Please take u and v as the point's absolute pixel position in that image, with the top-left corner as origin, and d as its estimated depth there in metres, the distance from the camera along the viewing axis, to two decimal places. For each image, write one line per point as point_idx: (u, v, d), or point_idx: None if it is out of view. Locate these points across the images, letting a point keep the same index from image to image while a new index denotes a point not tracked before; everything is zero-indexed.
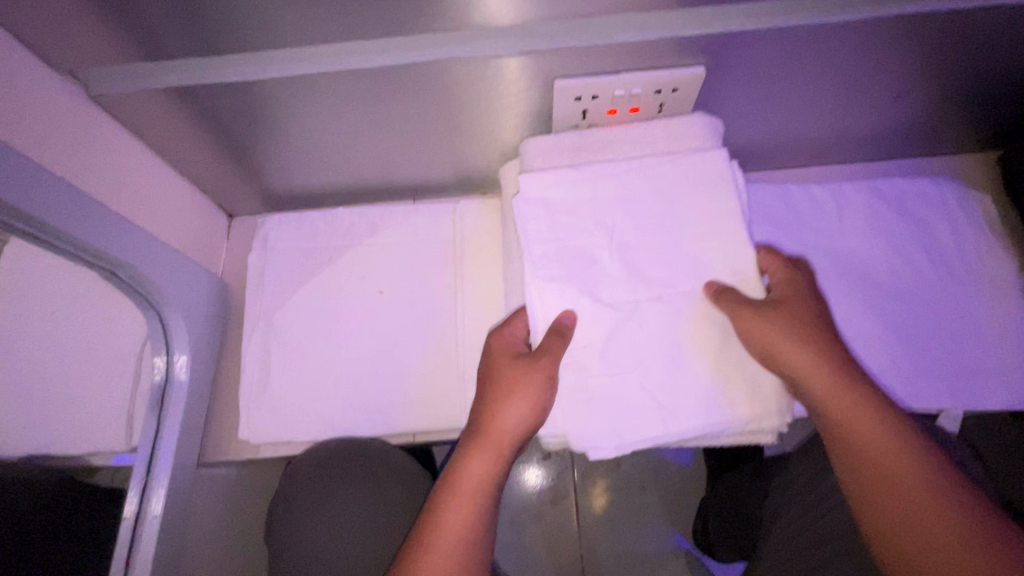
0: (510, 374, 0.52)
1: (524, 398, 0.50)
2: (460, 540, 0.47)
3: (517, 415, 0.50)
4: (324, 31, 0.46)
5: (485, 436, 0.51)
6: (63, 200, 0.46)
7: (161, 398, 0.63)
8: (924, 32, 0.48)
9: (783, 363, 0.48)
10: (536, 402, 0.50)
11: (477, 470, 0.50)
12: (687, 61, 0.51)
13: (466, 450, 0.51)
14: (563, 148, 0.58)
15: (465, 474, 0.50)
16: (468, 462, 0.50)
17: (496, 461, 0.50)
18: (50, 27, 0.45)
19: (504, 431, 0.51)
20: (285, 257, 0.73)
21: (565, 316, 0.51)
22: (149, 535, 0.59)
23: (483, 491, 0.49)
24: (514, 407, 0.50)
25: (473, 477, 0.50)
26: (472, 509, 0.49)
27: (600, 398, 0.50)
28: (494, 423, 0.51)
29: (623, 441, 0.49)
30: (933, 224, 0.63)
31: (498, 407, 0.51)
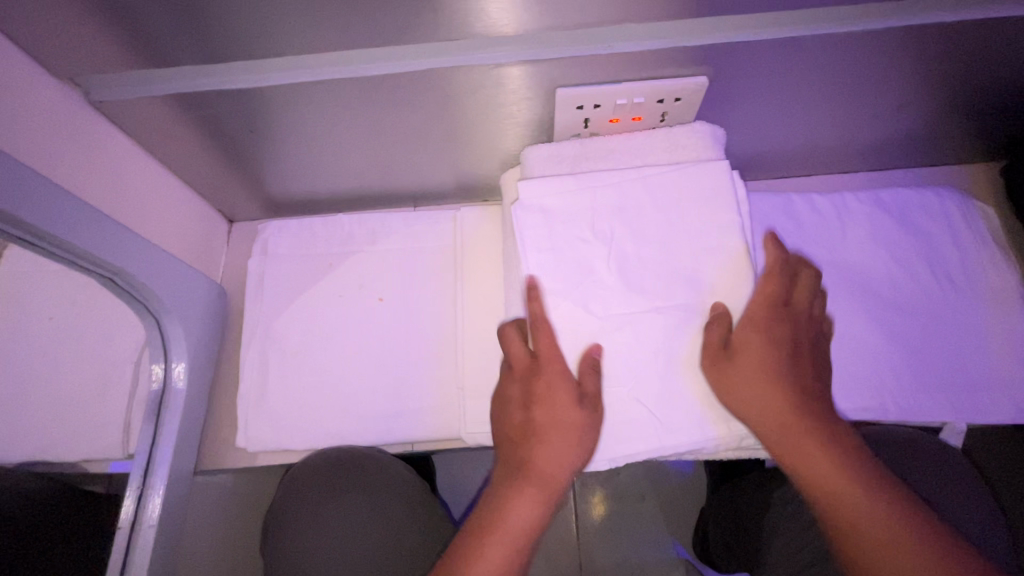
0: (565, 417, 0.49)
1: (581, 443, 0.49)
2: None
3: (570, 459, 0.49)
4: (324, 40, 0.46)
5: (535, 477, 0.49)
6: (61, 206, 0.46)
7: (158, 407, 0.63)
8: (927, 43, 0.48)
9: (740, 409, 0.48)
10: (590, 447, 0.50)
11: (525, 509, 0.49)
12: (690, 70, 0.51)
13: (512, 490, 0.49)
14: (560, 156, 0.59)
15: (510, 514, 0.49)
16: (513, 503, 0.49)
17: (543, 503, 0.49)
18: (51, 33, 0.45)
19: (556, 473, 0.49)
20: (285, 263, 0.73)
21: (594, 350, 0.51)
22: (146, 540, 0.59)
23: (527, 532, 0.48)
24: (566, 450, 0.49)
25: (522, 517, 0.48)
26: (520, 549, 0.48)
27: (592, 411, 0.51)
28: (545, 464, 0.49)
29: (614, 454, 0.50)
30: (936, 235, 0.63)
31: (553, 449, 0.49)
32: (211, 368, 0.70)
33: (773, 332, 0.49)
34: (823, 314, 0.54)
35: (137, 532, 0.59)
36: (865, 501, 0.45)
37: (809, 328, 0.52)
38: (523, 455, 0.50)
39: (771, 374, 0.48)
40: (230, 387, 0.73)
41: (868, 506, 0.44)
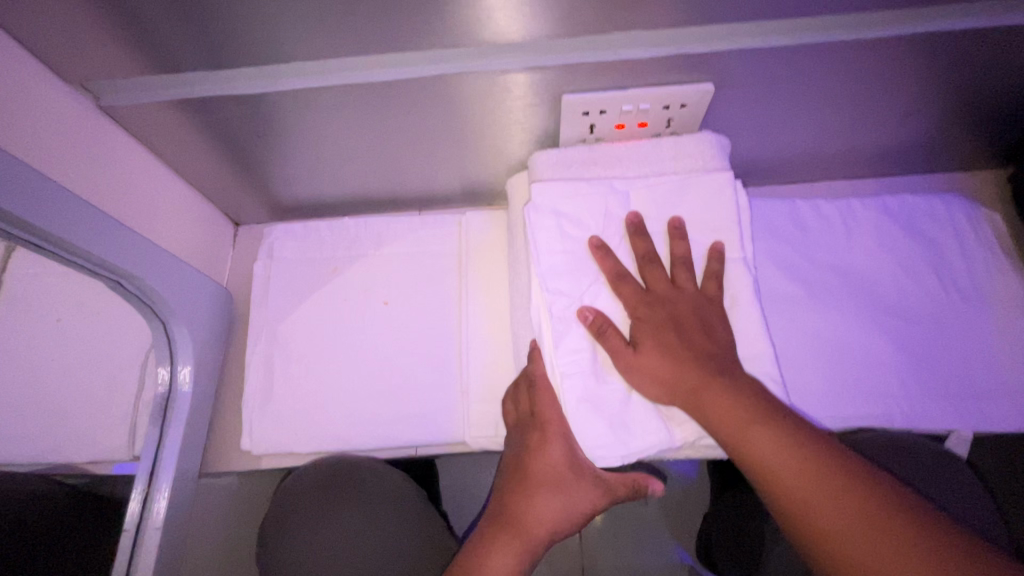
0: (562, 484, 0.52)
1: (572, 511, 0.52)
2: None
3: (558, 524, 0.52)
4: (332, 46, 0.46)
5: (525, 534, 0.51)
6: (67, 210, 0.46)
7: (164, 410, 0.62)
8: (933, 51, 0.48)
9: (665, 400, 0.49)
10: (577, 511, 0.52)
11: (502, 561, 0.50)
12: (696, 77, 0.51)
13: (501, 543, 0.50)
14: (569, 161, 0.58)
15: (494, 567, 0.49)
16: (491, 553, 0.50)
17: (520, 559, 0.50)
18: (61, 39, 0.45)
19: (544, 533, 0.51)
20: (290, 267, 0.73)
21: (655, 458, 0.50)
22: (151, 544, 0.59)
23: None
24: (557, 515, 0.51)
25: (498, 568, 0.49)
26: None
27: (602, 402, 0.50)
28: (535, 521, 0.51)
29: (628, 449, 0.49)
30: (942, 242, 0.63)
31: (546, 511, 0.51)
32: (215, 370, 0.71)
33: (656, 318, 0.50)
34: (716, 282, 0.52)
35: (142, 536, 0.58)
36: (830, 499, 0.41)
37: (699, 302, 0.51)
38: (517, 513, 0.52)
39: (668, 357, 0.49)
40: (235, 390, 0.74)
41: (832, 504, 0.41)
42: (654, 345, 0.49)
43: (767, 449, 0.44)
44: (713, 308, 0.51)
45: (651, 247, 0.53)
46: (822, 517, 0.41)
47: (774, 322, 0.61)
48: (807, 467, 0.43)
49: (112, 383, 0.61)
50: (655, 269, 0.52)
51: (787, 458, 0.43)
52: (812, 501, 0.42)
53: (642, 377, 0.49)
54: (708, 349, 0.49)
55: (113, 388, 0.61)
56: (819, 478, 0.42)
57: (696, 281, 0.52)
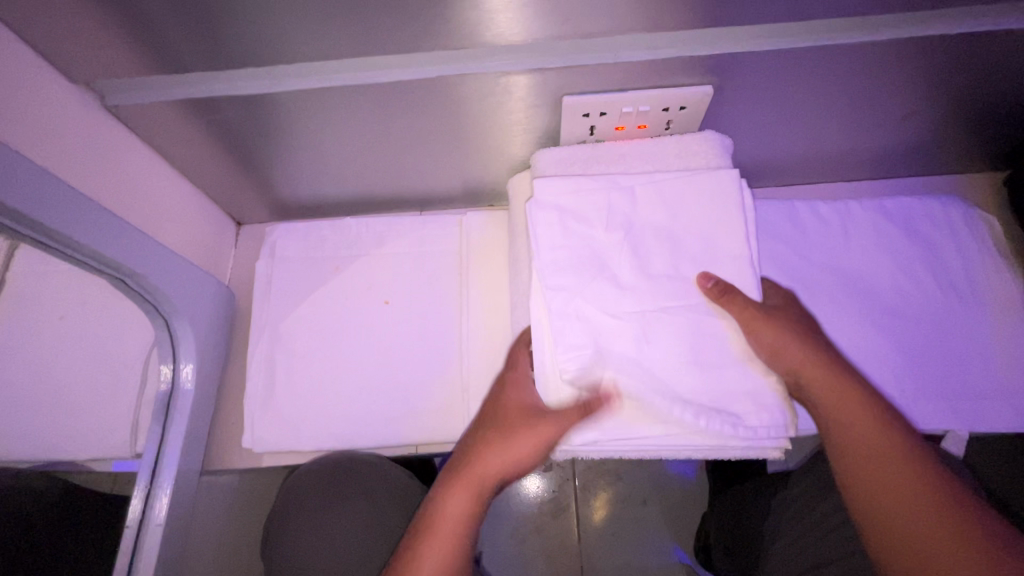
0: (508, 427, 0.55)
1: (520, 448, 0.54)
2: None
3: (507, 464, 0.54)
4: (335, 47, 0.46)
5: (473, 476, 0.54)
6: (71, 209, 0.47)
7: (166, 407, 0.64)
8: (928, 55, 0.49)
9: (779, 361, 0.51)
10: (531, 455, 0.53)
11: (457, 507, 0.52)
12: (695, 80, 0.52)
13: (453, 490, 0.53)
14: (573, 159, 0.59)
15: (448, 512, 0.52)
16: (447, 499, 0.53)
17: (474, 501, 0.53)
18: (68, 39, 0.46)
19: (494, 475, 0.54)
20: (292, 266, 0.73)
21: (604, 397, 0.51)
22: (151, 542, 0.60)
23: (462, 533, 0.51)
24: (503, 454, 0.54)
25: (453, 513, 0.52)
26: (451, 544, 0.50)
27: (603, 399, 0.51)
28: (484, 466, 0.54)
29: None
30: (940, 244, 0.63)
31: (493, 453, 0.54)
32: (217, 368, 0.71)
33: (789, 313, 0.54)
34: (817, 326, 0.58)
35: (143, 536, 0.60)
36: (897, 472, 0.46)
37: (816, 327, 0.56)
38: (468, 459, 0.55)
39: (800, 334, 0.52)
40: (236, 388, 0.74)
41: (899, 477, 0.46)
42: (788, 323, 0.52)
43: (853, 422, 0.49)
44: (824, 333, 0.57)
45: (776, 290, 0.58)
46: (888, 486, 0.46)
47: None
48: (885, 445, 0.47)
49: (113, 380, 0.62)
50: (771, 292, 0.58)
51: (871, 435, 0.48)
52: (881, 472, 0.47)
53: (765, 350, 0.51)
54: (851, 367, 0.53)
55: (115, 386, 0.62)
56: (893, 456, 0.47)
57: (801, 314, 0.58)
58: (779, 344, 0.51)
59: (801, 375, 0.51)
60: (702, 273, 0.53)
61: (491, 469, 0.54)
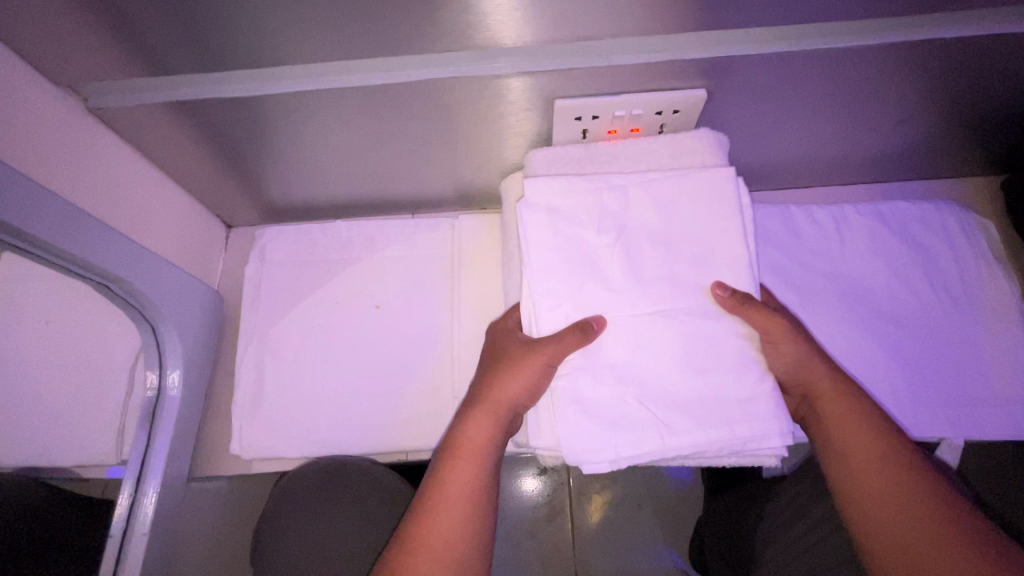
0: (510, 356, 0.53)
1: (519, 373, 0.52)
2: (463, 504, 0.48)
3: (518, 388, 0.52)
4: (324, 50, 0.46)
5: (483, 401, 0.53)
6: (54, 214, 0.46)
7: (152, 412, 0.62)
8: (923, 59, 0.48)
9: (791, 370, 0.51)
10: (534, 378, 0.51)
11: (478, 432, 0.52)
12: (688, 84, 0.51)
13: (468, 414, 0.53)
14: (566, 158, 0.58)
15: (466, 436, 0.52)
16: (466, 426, 0.52)
17: (494, 428, 0.52)
18: (50, 42, 0.45)
19: (504, 397, 0.52)
20: (284, 269, 0.73)
21: (595, 320, 0.51)
22: (136, 552, 0.59)
23: (484, 455, 0.51)
24: (512, 379, 0.52)
25: (475, 438, 0.52)
26: (475, 468, 0.50)
27: (594, 407, 0.50)
28: (496, 390, 0.53)
29: (617, 454, 0.49)
30: (936, 249, 0.63)
31: (500, 377, 0.53)
32: (206, 374, 0.70)
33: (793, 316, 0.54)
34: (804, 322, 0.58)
35: (127, 545, 0.59)
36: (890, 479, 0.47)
37: None
38: (481, 388, 0.54)
39: (811, 343, 0.52)
40: (226, 393, 0.73)
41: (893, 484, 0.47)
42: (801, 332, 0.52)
43: (854, 430, 0.49)
44: None
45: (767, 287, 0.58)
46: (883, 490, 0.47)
47: None
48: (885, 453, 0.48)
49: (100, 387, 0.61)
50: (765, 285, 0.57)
51: (870, 444, 0.48)
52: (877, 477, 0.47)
53: (777, 361, 0.51)
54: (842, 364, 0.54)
55: (102, 392, 0.61)
56: (890, 463, 0.47)
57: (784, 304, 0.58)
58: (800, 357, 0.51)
59: (814, 393, 0.52)
60: (716, 283, 0.51)
61: (502, 392, 0.52)
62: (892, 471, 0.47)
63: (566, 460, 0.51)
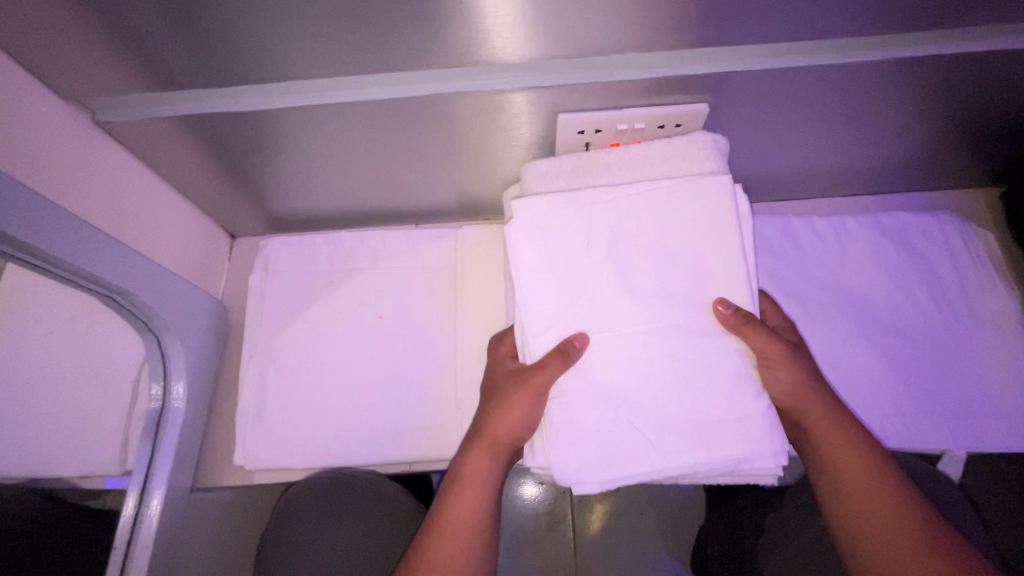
0: (503, 387, 0.54)
1: (513, 408, 0.52)
2: (468, 536, 0.51)
3: (512, 422, 0.53)
4: (329, 65, 0.46)
5: (483, 436, 0.54)
6: (61, 227, 0.46)
7: (157, 425, 0.63)
8: (922, 74, 0.48)
9: (779, 394, 0.51)
10: (528, 413, 0.52)
11: (480, 466, 0.53)
12: (690, 98, 0.51)
13: (469, 448, 0.55)
14: (558, 171, 0.58)
15: (469, 468, 0.54)
16: (467, 460, 0.54)
17: (494, 461, 0.53)
18: (59, 58, 0.45)
19: (499, 432, 0.53)
20: (286, 280, 0.73)
21: (577, 338, 0.51)
22: (136, 568, 0.58)
23: (485, 487, 0.53)
24: (506, 414, 0.53)
25: (476, 472, 0.53)
26: (479, 500, 0.52)
27: (584, 430, 0.51)
28: (491, 424, 0.54)
29: (607, 476, 0.50)
30: (937, 261, 0.63)
31: (495, 412, 0.54)
32: (209, 383, 0.70)
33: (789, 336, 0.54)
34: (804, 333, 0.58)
35: (129, 559, 0.58)
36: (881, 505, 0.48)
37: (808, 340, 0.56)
38: (479, 421, 0.56)
39: (805, 364, 0.52)
40: (229, 402, 0.73)
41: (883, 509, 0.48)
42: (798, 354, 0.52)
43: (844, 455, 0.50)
44: None
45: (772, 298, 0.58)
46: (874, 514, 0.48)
47: None
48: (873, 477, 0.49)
49: (105, 397, 0.61)
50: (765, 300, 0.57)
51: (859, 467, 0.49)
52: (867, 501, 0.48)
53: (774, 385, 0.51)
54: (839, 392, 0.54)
55: (106, 403, 0.61)
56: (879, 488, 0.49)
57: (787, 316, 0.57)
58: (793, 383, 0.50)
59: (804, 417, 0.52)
60: (718, 300, 0.51)
61: (496, 426, 0.53)
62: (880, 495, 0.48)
63: (559, 482, 0.51)
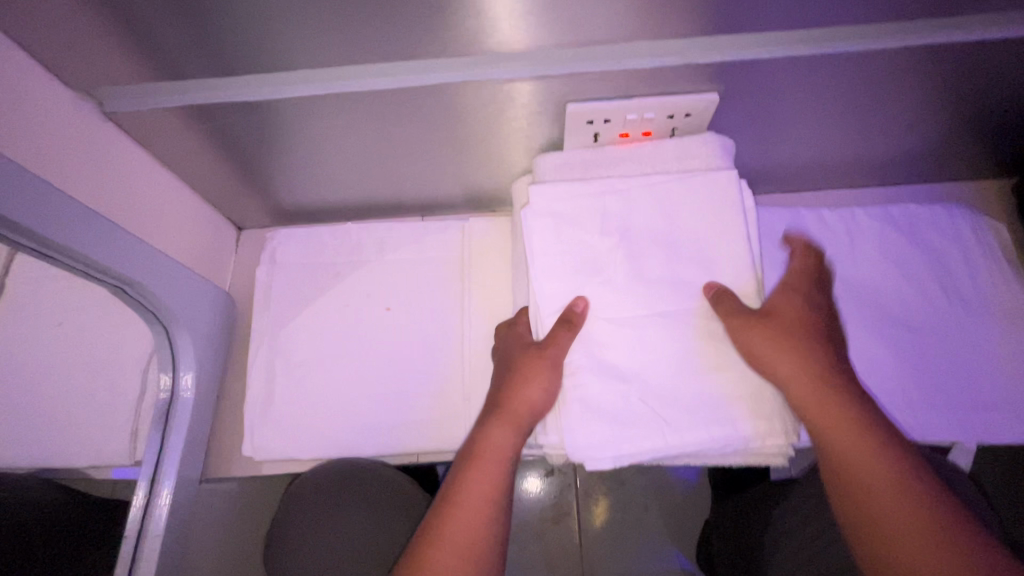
0: (521, 360, 0.53)
1: (535, 380, 0.51)
2: (481, 511, 0.47)
3: (536, 394, 0.51)
4: (338, 54, 0.46)
5: (506, 408, 0.52)
6: (69, 217, 0.46)
7: (166, 413, 0.63)
8: (938, 63, 0.48)
9: (771, 368, 0.49)
10: (551, 385, 0.51)
11: (502, 438, 0.50)
12: (701, 88, 0.51)
13: (488, 423, 0.52)
14: (570, 163, 0.58)
15: (488, 441, 0.51)
16: (488, 431, 0.51)
17: (517, 434, 0.51)
18: (67, 47, 0.45)
19: (524, 404, 0.51)
20: (294, 272, 0.73)
21: (577, 303, 0.53)
22: (149, 556, 0.59)
23: (503, 462, 0.50)
24: (529, 384, 0.51)
25: (497, 444, 0.50)
26: (496, 474, 0.49)
27: (597, 403, 0.51)
28: (514, 396, 0.52)
29: (619, 452, 0.50)
30: (947, 253, 0.63)
31: (521, 384, 0.52)
32: (217, 375, 0.71)
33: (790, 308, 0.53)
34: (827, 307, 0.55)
35: (142, 547, 0.59)
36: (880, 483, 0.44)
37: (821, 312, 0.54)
38: (498, 395, 0.53)
39: (800, 334, 0.51)
40: (236, 394, 0.74)
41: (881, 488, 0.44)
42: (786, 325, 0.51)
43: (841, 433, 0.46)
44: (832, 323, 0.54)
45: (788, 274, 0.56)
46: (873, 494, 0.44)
47: None
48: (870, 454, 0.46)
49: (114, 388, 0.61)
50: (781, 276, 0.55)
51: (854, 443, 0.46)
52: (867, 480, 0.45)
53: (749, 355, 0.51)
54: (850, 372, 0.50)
55: (115, 394, 0.61)
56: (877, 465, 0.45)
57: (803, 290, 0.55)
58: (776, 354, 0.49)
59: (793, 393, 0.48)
60: (706, 285, 0.53)
61: (517, 399, 0.51)
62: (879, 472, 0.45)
63: (570, 457, 0.51)
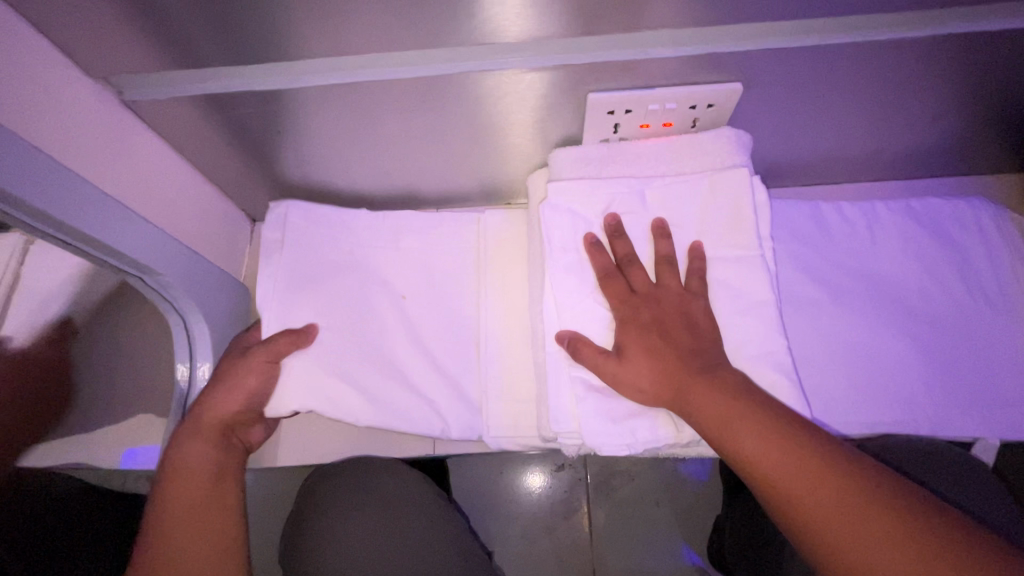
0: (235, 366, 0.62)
1: (230, 390, 0.60)
2: (190, 516, 0.52)
3: (247, 393, 0.60)
4: (359, 40, 0.45)
5: (198, 422, 0.58)
6: (85, 202, 0.46)
7: (184, 405, 0.65)
8: (967, 53, 0.47)
9: (632, 386, 0.49)
10: (258, 385, 0.61)
11: (196, 450, 0.56)
12: (724, 77, 0.50)
13: (183, 443, 0.57)
14: (588, 158, 0.58)
15: (184, 456, 0.56)
16: (186, 447, 0.57)
17: (215, 442, 0.58)
18: (86, 33, 0.45)
19: (216, 410, 0.59)
20: (310, 246, 0.70)
21: (564, 333, 0.53)
22: None
23: (203, 466, 0.56)
24: (233, 387, 0.60)
25: (194, 456, 0.56)
26: (198, 480, 0.55)
27: (608, 392, 0.52)
28: (206, 410, 0.59)
29: (633, 439, 0.51)
30: (970, 248, 0.62)
31: (214, 395, 0.60)
32: None
33: (646, 315, 0.51)
34: (700, 279, 0.53)
35: None
36: (768, 444, 0.43)
37: (684, 300, 0.52)
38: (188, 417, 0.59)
39: (658, 341, 0.50)
40: None
41: (771, 448, 0.43)
42: (654, 344, 0.50)
43: (707, 402, 0.46)
44: (696, 307, 0.51)
45: (673, 251, 0.54)
46: (772, 459, 0.42)
47: (795, 324, 0.60)
48: (749, 414, 0.45)
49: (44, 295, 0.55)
50: (637, 271, 0.53)
51: (724, 407, 0.45)
52: (758, 447, 0.43)
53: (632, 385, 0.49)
54: (691, 346, 0.49)
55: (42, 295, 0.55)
56: (757, 424, 0.44)
57: (680, 280, 0.53)
58: (632, 381, 0.49)
59: (675, 387, 0.48)
60: (558, 332, 0.53)
61: (215, 407, 0.59)
62: (760, 432, 0.44)
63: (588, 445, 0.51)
